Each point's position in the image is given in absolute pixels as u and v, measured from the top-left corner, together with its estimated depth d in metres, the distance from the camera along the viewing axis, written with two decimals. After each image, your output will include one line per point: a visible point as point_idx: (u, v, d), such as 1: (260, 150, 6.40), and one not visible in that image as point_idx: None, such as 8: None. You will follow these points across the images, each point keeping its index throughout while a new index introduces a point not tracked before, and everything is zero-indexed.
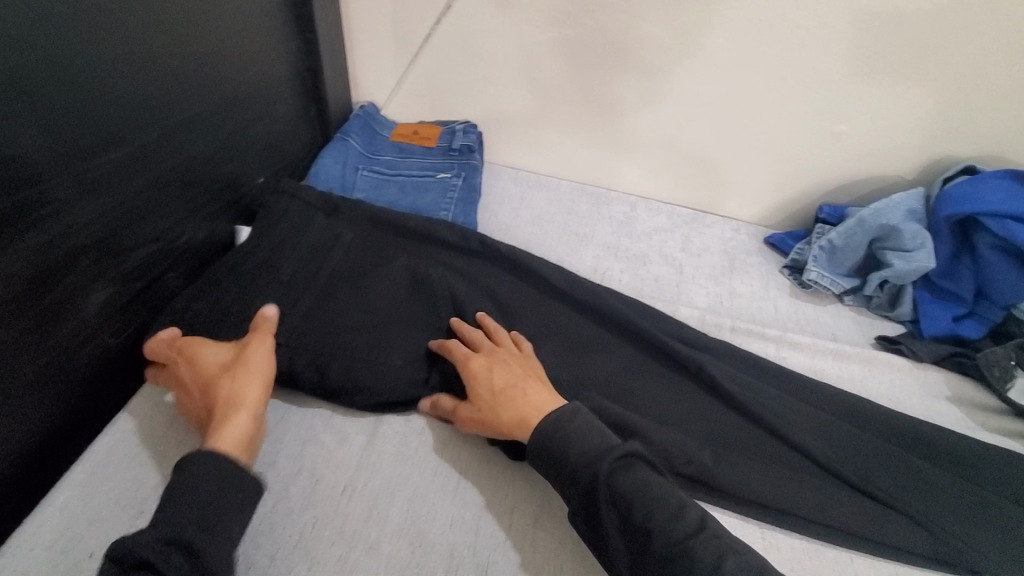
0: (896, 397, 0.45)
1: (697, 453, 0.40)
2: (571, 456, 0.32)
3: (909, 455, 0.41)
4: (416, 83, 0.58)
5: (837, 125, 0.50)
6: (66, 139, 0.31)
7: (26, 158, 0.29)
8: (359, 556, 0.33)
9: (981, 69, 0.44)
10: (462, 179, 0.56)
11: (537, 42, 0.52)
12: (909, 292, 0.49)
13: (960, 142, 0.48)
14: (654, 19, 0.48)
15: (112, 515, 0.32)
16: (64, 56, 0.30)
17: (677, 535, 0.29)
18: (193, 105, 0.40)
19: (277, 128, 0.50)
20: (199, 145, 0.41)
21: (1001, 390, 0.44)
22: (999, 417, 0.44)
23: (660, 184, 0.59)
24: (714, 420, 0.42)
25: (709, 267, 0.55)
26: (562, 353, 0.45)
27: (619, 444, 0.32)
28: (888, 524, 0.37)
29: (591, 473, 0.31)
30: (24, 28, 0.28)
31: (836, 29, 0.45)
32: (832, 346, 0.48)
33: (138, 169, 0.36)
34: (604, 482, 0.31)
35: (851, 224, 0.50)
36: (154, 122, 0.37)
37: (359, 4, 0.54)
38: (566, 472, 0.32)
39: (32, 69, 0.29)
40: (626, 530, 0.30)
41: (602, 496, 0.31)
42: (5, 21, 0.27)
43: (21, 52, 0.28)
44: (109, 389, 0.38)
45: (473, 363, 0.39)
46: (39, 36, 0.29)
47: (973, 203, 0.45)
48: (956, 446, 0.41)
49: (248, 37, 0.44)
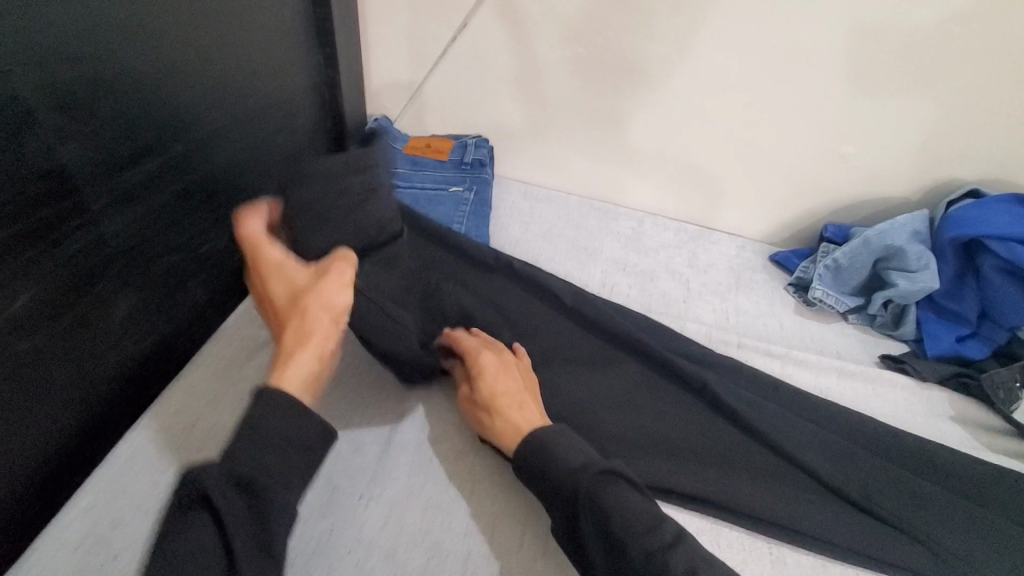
0: (903, 416, 0.45)
1: (701, 472, 0.39)
2: (555, 473, 0.32)
3: (919, 476, 0.40)
4: (431, 96, 0.60)
5: (842, 146, 0.53)
6: (114, 153, 0.35)
7: (68, 171, 0.32)
8: (376, 563, 0.33)
9: (969, 96, 0.48)
10: (473, 194, 0.56)
11: (550, 58, 0.55)
12: (913, 313, 0.50)
13: (958, 163, 0.51)
14: (662, 40, 0.51)
15: (135, 519, 0.34)
16: (109, 76, 0.33)
17: (651, 548, 0.30)
18: (217, 120, 0.43)
19: (296, 141, 0.53)
20: (221, 158, 0.44)
21: (1004, 409, 0.45)
22: (1004, 437, 0.44)
23: (668, 200, 0.61)
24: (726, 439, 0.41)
25: (716, 284, 0.55)
26: (572, 365, 0.44)
27: (603, 461, 0.33)
28: (904, 544, 0.37)
29: (573, 488, 0.31)
30: (70, 49, 0.31)
31: (840, 52, 0.49)
32: (837, 363, 0.48)
33: (172, 177, 0.39)
34: (585, 498, 0.31)
35: (856, 244, 0.51)
36: (180, 136, 0.39)
37: (379, 20, 0.57)
38: (551, 487, 0.32)
39: (76, 87, 0.31)
40: (605, 546, 0.31)
41: (581, 509, 0.31)
42: (54, 44, 0.30)
43: (68, 72, 0.31)
44: (132, 393, 0.40)
45: (480, 359, 0.40)
46: (89, 59, 0.32)
47: (978, 225, 0.46)
48: (967, 467, 0.40)
49: (273, 56, 0.47)
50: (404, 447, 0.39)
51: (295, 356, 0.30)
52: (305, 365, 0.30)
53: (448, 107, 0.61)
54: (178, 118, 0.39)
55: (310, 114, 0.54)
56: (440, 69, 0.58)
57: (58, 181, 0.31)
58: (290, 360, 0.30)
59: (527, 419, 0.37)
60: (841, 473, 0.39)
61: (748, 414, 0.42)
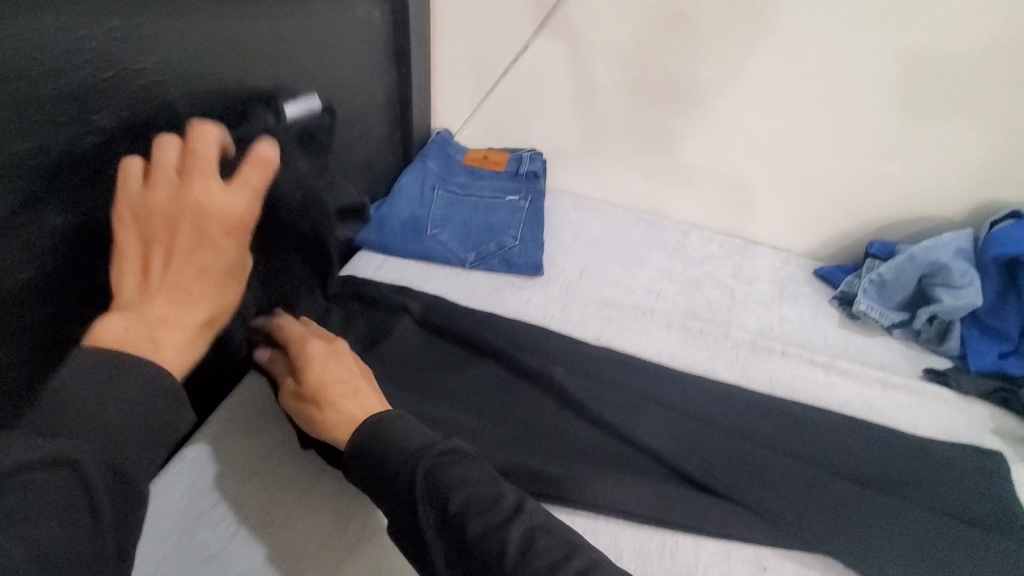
0: (944, 428, 0.46)
1: (744, 466, 0.41)
2: (381, 451, 0.32)
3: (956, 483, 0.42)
4: (491, 112, 0.65)
5: (889, 167, 0.55)
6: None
7: None
8: None
9: (1016, 123, 0.50)
10: (529, 202, 0.60)
11: (606, 79, 0.59)
12: (957, 329, 0.51)
13: (1003, 187, 0.53)
14: (713, 64, 0.55)
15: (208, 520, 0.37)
16: (232, 90, 0.39)
17: (488, 525, 0.29)
18: None
19: (369, 150, 0.58)
20: None
21: None
22: None
23: (713, 213, 0.63)
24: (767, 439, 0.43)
25: (759, 295, 0.57)
26: (620, 363, 0.48)
27: (444, 440, 0.32)
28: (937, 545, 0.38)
29: (408, 468, 0.31)
30: (205, 67, 0.36)
31: (891, 77, 0.51)
32: (881, 374, 0.49)
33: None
34: (421, 475, 0.31)
35: (901, 261, 0.52)
36: None
37: (448, 43, 0.62)
38: (383, 473, 0.31)
39: (205, 101, 0.37)
40: (444, 525, 0.30)
41: (419, 495, 0.30)
42: (193, 62, 0.35)
43: (201, 87, 0.36)
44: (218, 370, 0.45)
45: (302, 347, 0.38)
46: (219, 76, 0.37)
47: (1021, 244, 0.47)
48: (999, 478, 0.42)
49: (357, 74, 0.52)
50: (466, 429, 0.42)
51: (175, 329, 0.26)
52: (190, 342, 0.27)
53: (506, 123, 0.65)
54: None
55: (383, 127, 0.59)
56: (501, 88, 0.63)
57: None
58: (175, 331, 0.26)
59: (362, 407, 0.35)
60: (866, 480, 0.42)
61: (788, 420, 0.45)
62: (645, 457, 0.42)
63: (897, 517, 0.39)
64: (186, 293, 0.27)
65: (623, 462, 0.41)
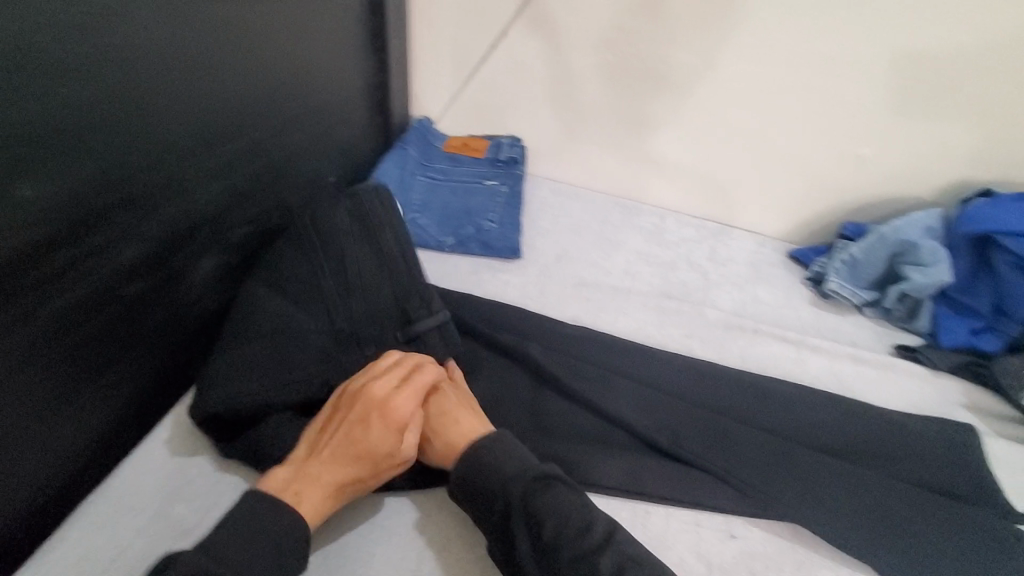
0: (913, 401, 0.47)
1: (713, 440, 0.42)
2: (486, 483, 0.34)
3: (919, 451, 0.43)
4: (470, 99, 0.65)
5: (863, 149, 0.56)
6: (194, 135, 0.40)
7: (157, 151, 0.37)
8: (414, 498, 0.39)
9: (984, 104, 0.51)
10: (507, 187, 0.61)
11: (582, 65, 0.59)
12: (927, 306, 0.52)
13: (972, 167, 0.54)
14: (688, 49, 0.55)
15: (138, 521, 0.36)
16: (200, 70, 0.39)
17: (581, 551, 0.31)
18: (284, 112, 0.48)
19: (348, 136, 0.58)
20: (288, 146, 0.49)
21: (1014, 398, 0.47)
22: (1012, 424, 0.46)
23: (691, 198, 0.64)
24: (738, 411, 0.44)
25: (735, 276, 0.58)
26: (595, 341, 0.48)
27: (537, 467, 0.34)
28: (905, 514, 0.39)
29: (507, 495, 0.33)
30: (172, 47, 0.37)
31: (864, 59, 0.52)
32: (851, 350, 0.50)
33: (242, 163, 0.44)
34: (519, 503, 0.32)
35: (873, 240, 0.53)
36: (252, 125, 0.45)
37: (426, 31, 0.62)
38: (485, 498, 0.33)
39: (173, 79, 0.37)
40: (533, 546, 0.32)
41: (516, 518, 0.32)
42: (156, 41, 0.35)
43: (168, 66, 0.37)
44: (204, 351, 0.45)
45: None
46: (186, 56, 0.38)
47: (990, 222, 0.48)
48: (966, 445, 0.43)
49: (334, 59, 0.53)
50: None
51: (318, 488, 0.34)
52: (322, 500, 0.34)
53: (485, 111, 0.66)
54: (251, 111, 0.44)
55: (362, 115, 0.60)
56: (479, 75, 0.64)
57: (146, 153, 0.37)
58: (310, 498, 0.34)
59: (470, 427, 0.37)
60: (836, 451, 0.43)
61: (759, 394, 0.46)
62: (617, 432, 0.42)
63: (865, 484, 0.40)
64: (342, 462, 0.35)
65: (594, 437, 0.42)
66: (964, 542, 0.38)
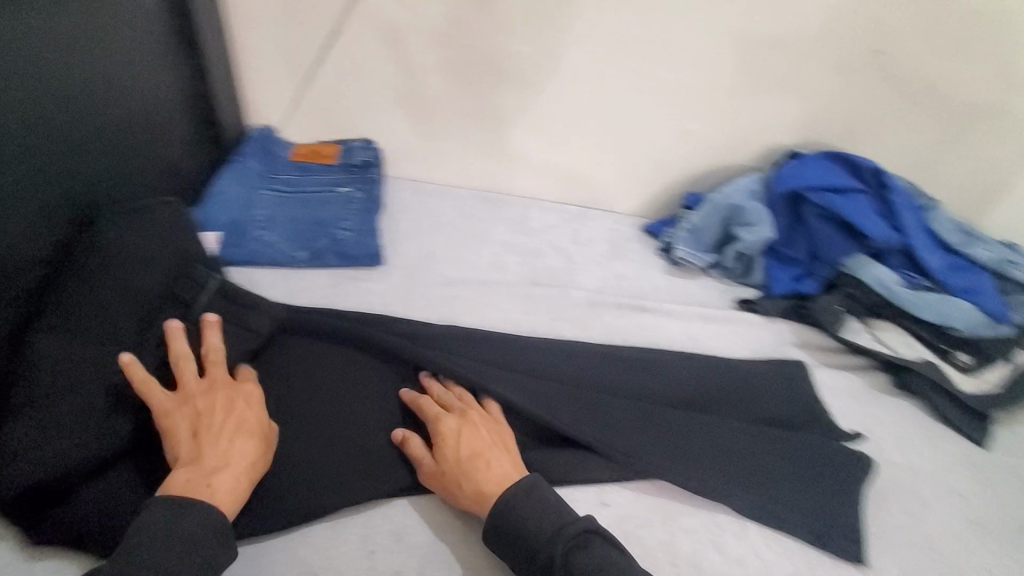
0: (754, 347, 0.53)
1: (584, 415, 0.43)
2: (528, 539, 0.33)
3: (761, 392, 0.48)
4: (312, 103, 0.62)
5: (691, 124, 0.61)
6: None
7: None
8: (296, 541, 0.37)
9: (782, 74, 0.57)
10: (361, 192, 0.59)
11: (422, 60, 0.58)
12: (759, 261, 0.58)
13: (781, 132, 0.60)
14: (523, 40, 0.56)
15: None
16: None
17: None
18: (73, 133, 0.42)
19: (172, 153, 0.53)
20: (85, 169, 0.43)
21: (834, 331, 0.54)
22: (833, 354, 0.53)
23: (549, 185, 0.66)
24: (606, 384, 0.47)
25: (596, 255, 0.61)
26: (466, 338, 0.48)
27: (580, 523, 0.34)
28: (753, 450, 0.43)
29: (548, 552, 0.33)
30: None
31: (680, 41, 0.56)
32: (700, 310, 0.55)
33: (21, 198, 0.38)
34: (561, 564, 0.32)
35: (707, 208, 0.59)
36: (29, 152, 0.38)
37: (251, 33, 0.58)
38: (525, 552, 0.33)
39: None
40: None
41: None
42: None
43: None
44: None
45: (442, 424, 0.39)
46: None
47: (796, 179, 0.55)
48: (798, 379, 0.49)
49: (135, 68, 0.47)
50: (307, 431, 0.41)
51: (229, 474, 0.34)
52: (238, 482, 0.35)
53: (330, 114, 0.63)
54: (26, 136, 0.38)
55: (184, 131, 0.54)
56: (318, 78, 0.60)
57: None
58: (227, 485, 0.34)
59: (503, 474, 0.37)
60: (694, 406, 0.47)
61: (623, 363, 0.48)
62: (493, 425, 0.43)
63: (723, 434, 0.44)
64: (227, 445, 0.35)
65: None
66: (801, 466, 0.43)
